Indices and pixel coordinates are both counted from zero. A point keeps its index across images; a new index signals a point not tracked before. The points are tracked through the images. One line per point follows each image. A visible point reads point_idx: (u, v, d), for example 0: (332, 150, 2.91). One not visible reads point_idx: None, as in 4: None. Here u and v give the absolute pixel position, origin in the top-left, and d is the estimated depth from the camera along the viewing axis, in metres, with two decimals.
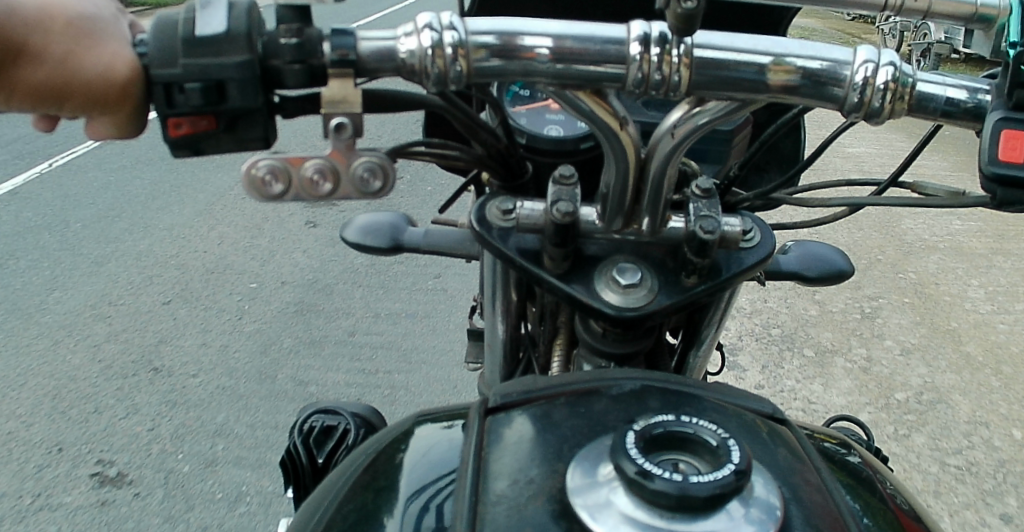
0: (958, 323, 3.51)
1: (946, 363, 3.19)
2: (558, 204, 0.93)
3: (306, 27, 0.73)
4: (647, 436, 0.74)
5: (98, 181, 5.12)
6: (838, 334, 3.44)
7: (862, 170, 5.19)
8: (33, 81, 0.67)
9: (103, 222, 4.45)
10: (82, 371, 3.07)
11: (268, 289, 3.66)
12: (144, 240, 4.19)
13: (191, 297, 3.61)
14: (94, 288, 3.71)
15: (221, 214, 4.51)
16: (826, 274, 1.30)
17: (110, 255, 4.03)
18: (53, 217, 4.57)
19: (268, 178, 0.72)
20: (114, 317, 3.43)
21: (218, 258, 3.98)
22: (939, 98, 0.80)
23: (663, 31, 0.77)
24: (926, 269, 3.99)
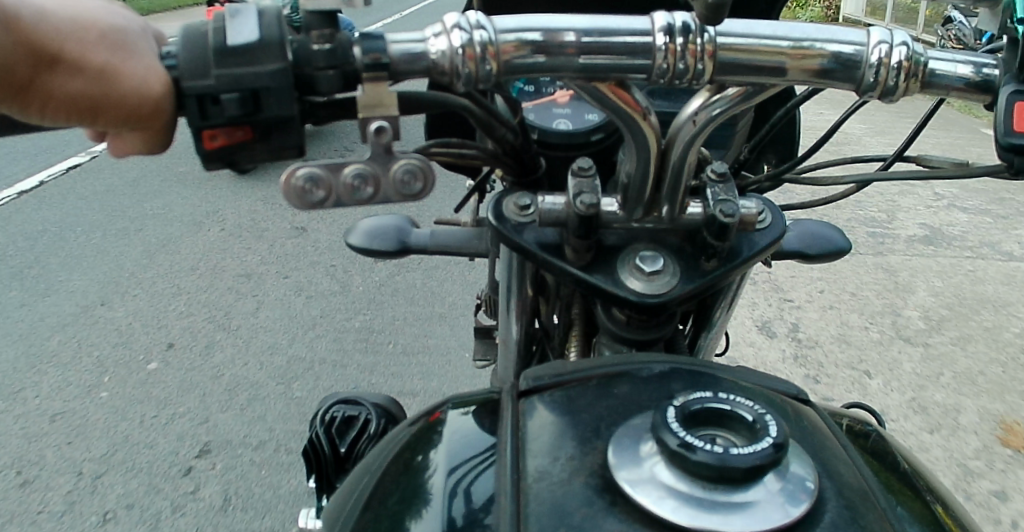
0: (935, 301, 3.60)
1: (929, 337, 3.29)
2: (583, 195, 0.94)
3: (337, 32, 0.72)
4: (685, 412, 0.75)
5: (67, 199, 5.00)
6: (820, 314, 3.52)
7: (838, 151, 5.32)
8: (66, 92, 0.66)
9: (74, 240, 4.35)
10: (67, 387, 3.00)
11: (260, 299, 3.63)
12: (119, 256, 4.11)
13: (175, 310, 3.55)
14: (71, 304, 3.62)
15: (202, 227, 4.46)
16: (827, 250, 1.34)
17: (85, 272, 3.93)
18: (29, 234, 4.48)
19: (309, 186, 0.72)
20: (95, 332, 3.36)
21: (197, 272, 3.92)
22: (950, 75, 0.83)
23: (686, 21, 0.78)
24: (898, 250, 4.11)
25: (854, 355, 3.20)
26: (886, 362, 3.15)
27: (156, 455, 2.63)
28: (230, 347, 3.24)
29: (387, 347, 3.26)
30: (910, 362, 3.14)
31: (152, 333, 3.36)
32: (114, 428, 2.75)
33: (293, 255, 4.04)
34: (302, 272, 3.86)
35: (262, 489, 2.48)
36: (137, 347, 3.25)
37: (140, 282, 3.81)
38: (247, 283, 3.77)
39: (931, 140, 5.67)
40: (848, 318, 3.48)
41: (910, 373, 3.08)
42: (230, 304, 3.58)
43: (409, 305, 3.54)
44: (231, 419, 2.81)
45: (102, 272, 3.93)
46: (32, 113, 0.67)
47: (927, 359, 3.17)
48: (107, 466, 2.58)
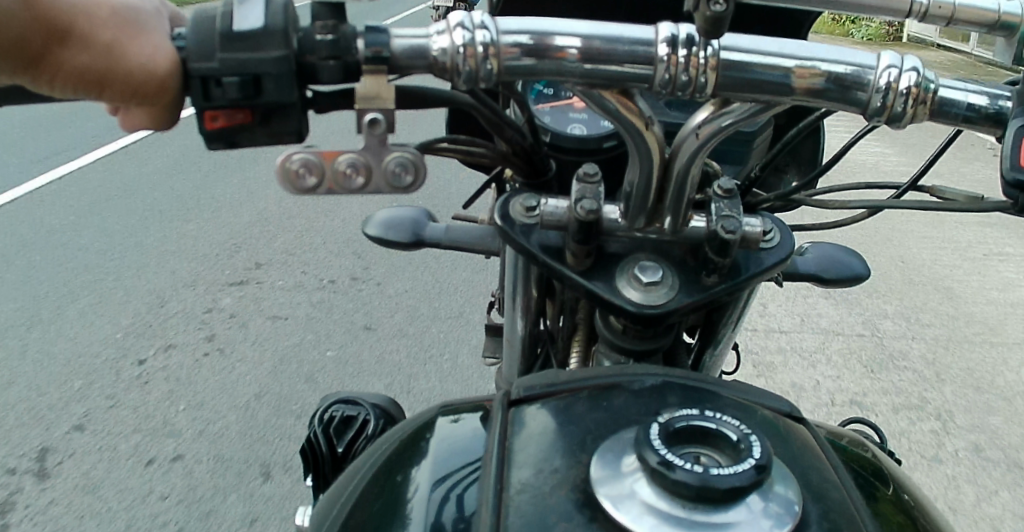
0: (974, 330, 3.48)
1: (961, 371, 3.20)
2: (583, 201, 0.94)
3: (341, 24, 0.74)
4: (670, 429, 0.75)
5: (116, 173, 5.15)
6: (851, 337, 3.43)
7: (883, 175, 5.19)
8: (77, 66, 0.68)
9: (120, 213, 4.49)
10: (97, 356, 3.09)
11: (290, 282, 3.71)
12: (162, 232, 4.23)
13: (205, 287, 3.63)
14: (111, 275, 3.73)
15: (243, 208, 4.56)
16: (844, 276, 1.31)
17: (128, 245, 4.06)
18: (80, 205, 4.64)
19: (301, 170, 0.74)
20: (129, 305, 3.46)
21: (232, 251, 4.00)
22: (961, 104, 0.81)
23: (690, 33, 0.78)
24: (939, 275, 3.97)
25: (883, 384, 3.11)
26: (916, 394, 3.05)
27: (180, 430, 2.71)
28: (256, 326, 3.32)
29: (405, 331, 3.29)
30: (941, 395, 3.05)
31: (185, 307, 3.46)
32: (138, 402, 2.83)
33: (327, 241, 4.12)
34: (333, 258, 3.93)
35: (278, 470, 2.54)
36: (168, 321, 3.33)
37: (179, 257, 3.92)
38: (280, 265, 3.86)
39: (981, 165, 5.50)
40: (879, 343, 3.38)
41: (941, 406, 2.99)
42: (260, 285, 3.66)
43: (431, 294, 3.57)
44: (252, 397, 2.87)
45: (145, 246, 4.05)
46: (44, 85, 0.71)
47: (959, 393, 3.07)
48: (130, 438, 2.66)
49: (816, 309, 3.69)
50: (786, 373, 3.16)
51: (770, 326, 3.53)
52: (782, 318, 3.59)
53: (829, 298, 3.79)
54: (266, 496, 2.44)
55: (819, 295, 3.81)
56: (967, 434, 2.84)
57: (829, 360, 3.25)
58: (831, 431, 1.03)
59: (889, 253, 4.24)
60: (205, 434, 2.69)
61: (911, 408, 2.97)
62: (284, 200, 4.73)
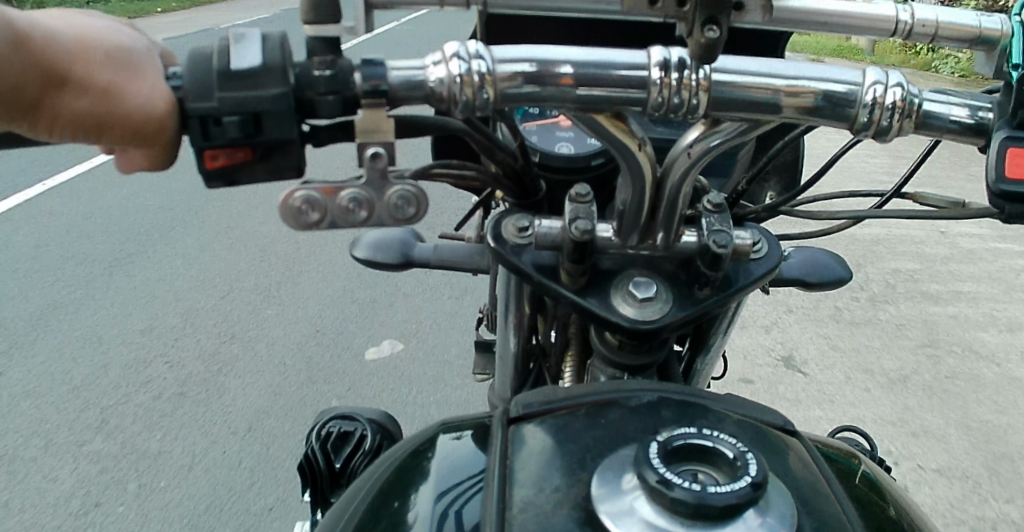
0: (943, 338, 3.58)
1: (935, 375, 3.30)
2: (577, 221, 0.95)
3: (338, 58, 0.74)
4: (668, 447, 0.75)
5: (84, 199, 5.06)
6: (829, 343, 3.52)
7: (854, 180, 5.31)
8: (72, 110, 0.68)
9: (89, 239, 4.41)
10: (73, 385, 3.03)
11: (271, 304, 3.67)
12: (132, 257, 4.16)
13: (183, 311, 3.58)
14: (82, 303, 3.66)
15: (218, 231, 4.51)
16: (828, 280, 1.34)
17: (97, 271, 3.99)
18: (49, 233, 4.55)
19: (304, 207, 0.74)
20: (103, 332, 3.39)
21: (206, 274, 3.95)
22: (944, 117, 0.84)
23: (682, 57, 0.79)
24: (909, 283, 4.07)
25: (861, 389, 3.19)
26: (892, 401, 3.13)
27: (161, 456, 2.66)
28: (238, 349, 3.28)
29: (388, 354, 3.27)
30: (916, 401, 3.13)
31: (162, 332, 3.40)
32: (118, 429, 2.78)
33: (305, 261, 4.09)
34: (313, 279, 3.90)
35: (264, 495, 2.51)
36: (146, 347, 3.28)
37: (154, 283, 3.86)
38: (258, 287, 3.82)
39: (948, 170, 5.65)
40: (855, 351, 3.46)
41: (916, 412, 3.07)
42: (240, 308, 3.62)
43: (416, 314, 3.56)
44: (236, 422, 2.83)
45: (118, 271, 3.98)
46: (39, 130, 0.69)
47: (931, 399, 3.15)
48: (110, 466, 2.61)
49: (794, 315, 3.78)
50: (767, 382, 3.23)
51: (751, 334, 3.60)
52: (762, 325, 3.66)
53: (806, 304, 3.88)
54: (250, 523, 2.40)
55: (796, 302, 3.90)
56: (942, 435, 2.94)
57: (808, 367, 3.33)
58: (821, 441, 1.04)
59: (862, 259, 4.35)
60: (187, 460, 2.65)
61: (886, 414, 3.05)
62: (258, 220, 4.68)
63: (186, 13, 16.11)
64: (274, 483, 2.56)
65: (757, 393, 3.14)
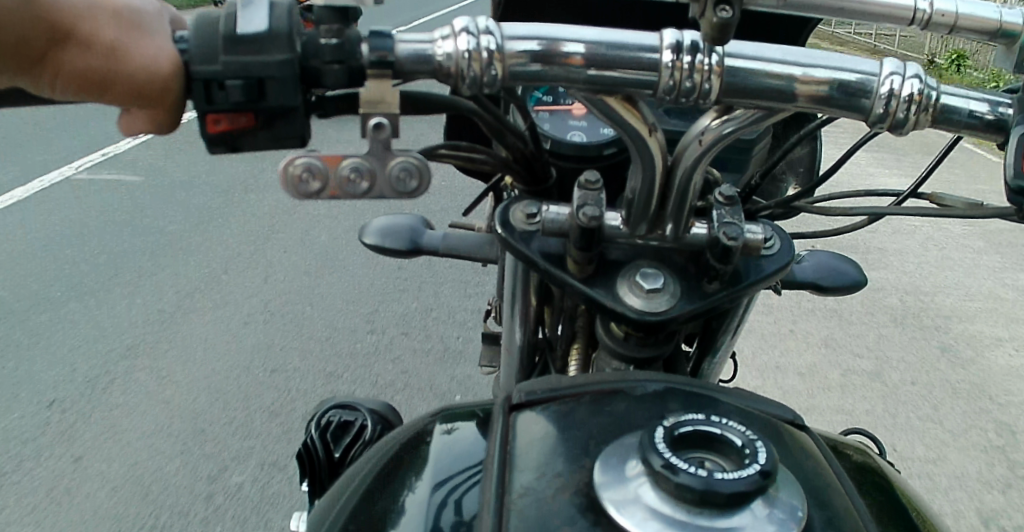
0: (977, 351, 3.44)
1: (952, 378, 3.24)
2: (585, 208, 0.94)
3: (346, 28, 0.74)
4: (674, 433, 0.73)
5: (102, 179, 5.07)
6: (847, 343, 3.46)
7: (881, 181, 5.22)
8: (77, 67, 0.68)
9: (106, 218, 4.41)
10: (83, 366, 3.03)
11: (285, 285, 3.67)
12: (148, 238, 4.16)
13: (198, 291, 3.60)
14: (99, 280, 3.68)
15: (237, 212, 4.53)
16: (842, 284, 1.31)
17: (114, 251, 3.99)
18: (70, 207, 4.59)
19: (305, 175, 0.73)
20: (118, 311, 3.41)
21: (223, 255, 3.96)
22: (962, 111, 0.82)
23: (694, 40, 0.78)
24: (939, 293, 3.94)
25: (887, 403, 3.05)
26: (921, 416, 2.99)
27: (168, 433, 2.66)
28: (250, 329, 3.28)
29: (397, 341, 3.24)
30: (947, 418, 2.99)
31: (177, 311, 3.42)
32: (126, 410, 2.77)
33: (321, 244, 4.09)
34: (329, 261, 3.90)
35: (270, 472, 2.51)
36: (160, 325, 3.30)
37: (172, 262, 3.88)
38: (275, 269, 3.83)
39: (979, 174, 5.54)
40: (882, 362, 3.32)
41: (947, 428, 2.93)
42: (255, 288, 3.62)
43: (429, 299, 3.55)
44: (245, 401, 2.83)
45: (138, 250, 4.01)
46: (44, 85, 0.70)
47: (964, 415, 3.01)
48: (115, 446, 2.60)
49: (813, 315, 3.71)
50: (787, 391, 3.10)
51: (767, 331, 3.55)
52: (779, 324, 3.60)
53: (826, 304, 3.81)
54: (255, 500, 2.40)
55: (816, 302, 3.84)
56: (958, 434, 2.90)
57: (831, 376, 3.21)
58: (832, 437, 1.01)
59: (885, 262, 4.26)
60: (195, 438, 2.65)
61: (904, 422, 2.95)
62: (274, 206, 4.67)
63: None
64: (281, 466, 2.54)
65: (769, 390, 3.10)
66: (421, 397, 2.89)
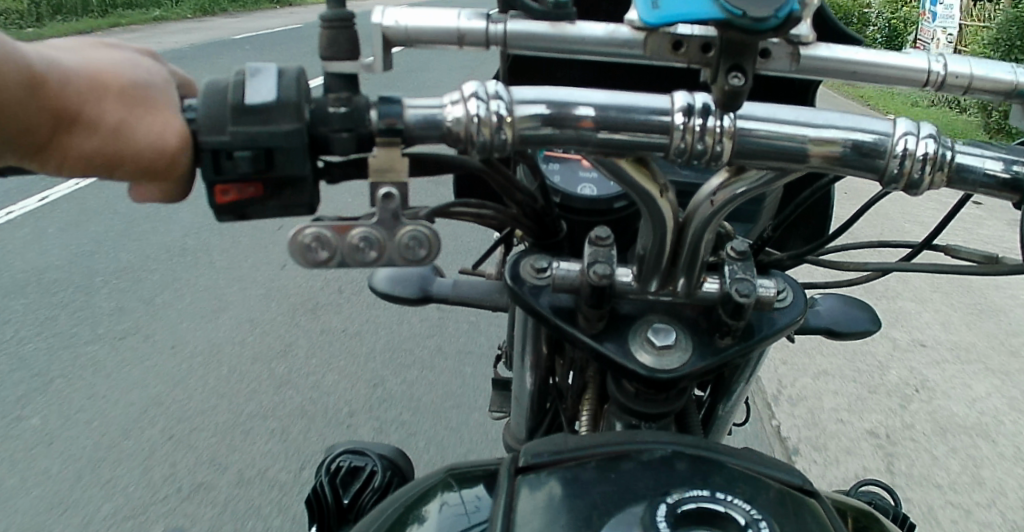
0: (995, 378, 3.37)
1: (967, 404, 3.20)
2: (596, 265, 0.93)
3: (355, 95, 0.73)
4: (678, 510, 0.71)
5: (109, 208, 5.06)
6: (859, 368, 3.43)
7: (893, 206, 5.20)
8: (85, 149, 0.68)
9: (117, 247, 4.45)
10: (88, 398, 3.02)
11: (295, 316, 3.68)
12: (154, 270, 4.14)
13: (207, 321, 3.61)
14: (108, 311, 3.70)
15: (245, 238, 4.54)
16: (855, 330, 1.29)
17: (124, 281, 4.01)
18: (82, 236, 4.63)
19: (313, 245, 0.73)
20: (127, 341, 3.41)
21: (232, 284, 3.98)
22: (976, 170, 0.81)
23: (705, 102, 0.77)
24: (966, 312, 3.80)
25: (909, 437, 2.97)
26: (950, 449, 2.85)
27: (172, 470, 2.65)
28: (259, 362, 3.29)
29: (405, 380, 3.19)
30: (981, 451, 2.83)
31: (186, 342, 3.42)
32: (132, 446, 2.75)
33: (331, 275, 4.10)
34: (338, 291, 3.91)
35: (274, 511, 2.49)
36: (168, 357, 3.30)
37: (181, 292, 3.90)
38: (284, 298, 3.84)
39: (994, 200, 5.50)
40: (906, 389, 3.20)
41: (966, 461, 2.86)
42: (264, 319, 3.63)
43: (438, 330, 3.54)
44: (251, 437, 2.83)
45: (148, 279, 4.03)
46: (52, 169, 0.69)
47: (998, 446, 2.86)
48: (118, 486, 2.57)
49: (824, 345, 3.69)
50: (807, 423, 3.00)
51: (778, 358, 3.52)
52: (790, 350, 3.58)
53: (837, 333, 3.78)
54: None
55: None
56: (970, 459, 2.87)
57: (852, 403, 3.09)
58: (843, 498, 0.99)
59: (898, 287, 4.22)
60: (198, 475, 2.64)
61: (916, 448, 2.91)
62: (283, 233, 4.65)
63: (219, 30, 16.14)
64: (287, 508, 2.51)
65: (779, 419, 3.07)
66: (427, 434, 2.88)
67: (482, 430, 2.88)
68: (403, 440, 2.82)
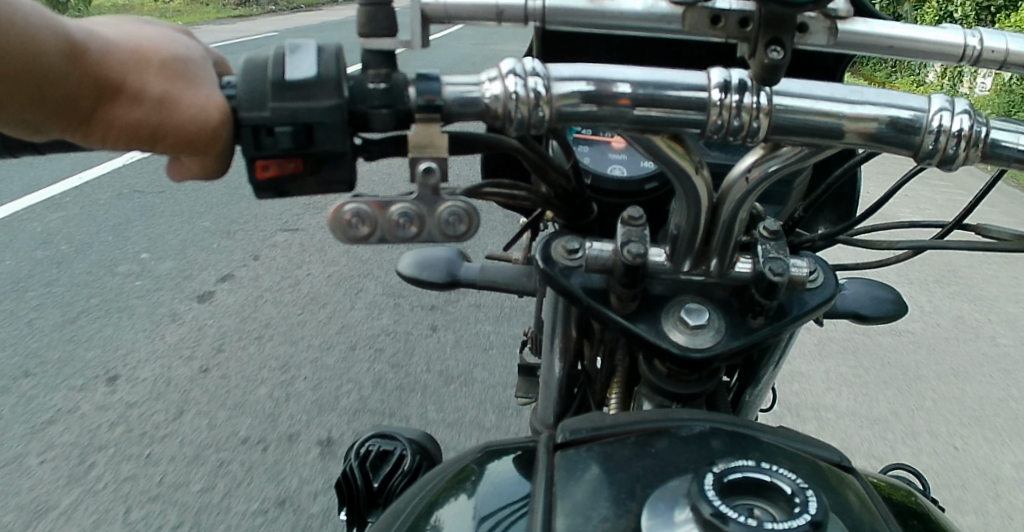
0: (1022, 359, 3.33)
1: (994, 381, 3.15)
2: (630, 244, 0.93)
3: (393, 72, 0.74)
4: (723, 480, 0.72)
5: (122, 189, 5.07)
6: (883, 346, 3.38)
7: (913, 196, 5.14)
8: (128, 120, 0.69)
9: (136, 225, 4.46)
10: (109, 371, 3.03)
11: (314, 295, 3.69)
12: (169, 248, 4.14)
13: (226, 299, 3.62)
14: (127, 285, 3.71)
15: (263, 221, 4.55)
16: (883, 313, 1.28)
17: (143, 257, 4.02)
18: (99, 213, 4.64)
19: (353, 220, 0.73)
20: (147, 317, 3.42)
21: (250, 264, 3.99)
22: (1012, 147, 0.80)
23: (742, 78, 0.77)
24: (982, 303, 3.78)
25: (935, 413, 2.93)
26: (975, 433, 2.82)
27: (194, 443, 2.66)
28: (278, 339, 3.29)
29: (422, 360, 3.18)
30: (1011, 438, 2.80)
31: (205, 319, 3.43)
32: (153, 421, 2.76)
33: (348, 257, 4.10)
34: (356, 274, 3.91)
35: (296, 479, 2.50)
36: (188, 333, 3.31)
37: (199, 270, 3.90)
38: (302, 279, 3.84)
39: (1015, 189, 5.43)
40: (931, 375, 3.17)
41: (994, 436, 2.81)
42: (284, 299, 3.64)
43: (456, 312, 3.54)
44: (271, 411, 2.83)
45: (167, 256, 4.04)
46: (95, 141, 0.70)
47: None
48: (140, 460, 2.57)
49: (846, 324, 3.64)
50: (831, 402, 2.96)
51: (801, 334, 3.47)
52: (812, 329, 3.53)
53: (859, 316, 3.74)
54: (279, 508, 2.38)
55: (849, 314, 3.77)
56: (999, 433, 2.83)
57: (877, 388, 3.06)
58: (877, 477, 0.98)
59: (921, 269, 4.17)
60: (220, 447, 2.65)
61: (942, 424, 2.86)
62: (299, 215, 4.65)
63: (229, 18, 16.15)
64: (309, 478, 2.51)
65: (802, 391, 3.03)
66: (446, 410, 2.88)
67: (501, 408, 2.88)
68: (423, 417, 2.82)
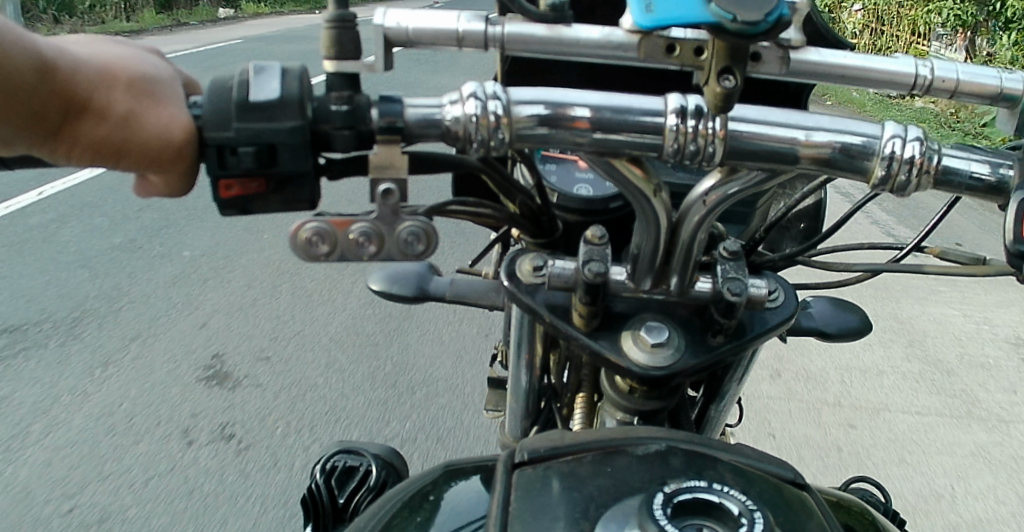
0: (993, 366, 3.37)
1: (965, 391, 3.19)
2: (591, 263, 0.94)
3: (356, 94, 0.75)
4: (673, 501, 0.74)
5: (100, 204, 5.04)
6: (856, 356, 3.42)
7: (890, 208, 5.21)
8: (95, 137, 0.70)
9: (113, 241, 4.43)
10: (81, 392, 3.01)
11: (292, 311, 3.68)
12: (146, 266, 4.11)
13: (202, 315, 3.61)
14: (103, 303, 3.69)
15: (241, 236, 4.54)
16: (846, 330, 1.31)
17: (119, 274, 4.01)
18: (76, 230, 4.61)
19: (314, 239, 0.75)
20: (121, 335, 3.40)
21: (228, 281, 3.98)
22: (963, 173, 0.83)
23: (699, 104, 0.79)
24: (956, 311, 3.83)
25: (905, 427, 2.97)
26: (944, 448, 2.87)
27: (166, 461, 2.65)
28: (254, 356, 3.29)
29: (400, 376, 3.18)
30: (979, 453, 2.85)
31: (180, 336, 3.42)
32: (124, 440, 2.74)
33: (327, 274, 4.11)
34: (335, 289, 3.91)
35: (267, 501, 2.50)
36: (163, 351, 3.30)
37: (175, 287, 3.89)
38: (280, 295, 3.84)
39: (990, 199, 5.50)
40: (903, 387, 3.21)
41: (961, 451, 2.86)
42: (261, 314, 3.63)
43: (434, 327, 3.55)
44: (245, 430, 2.83)
45: (143, 274, 4.02)
46: (61, 156, 0.71)
47: (999, 449, 2.86)
48: (112, 482, 2.55)
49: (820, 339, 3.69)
50: (804, 417, 3.00)
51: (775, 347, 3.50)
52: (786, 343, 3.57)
53: None
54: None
55: None
56: (965, 448, 2.88)
57: (849, 402, 3.10)
58: (832, 493, 1.01)
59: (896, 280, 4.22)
60: (192, 466, 2.64)
61: (911, 439, 2.91)
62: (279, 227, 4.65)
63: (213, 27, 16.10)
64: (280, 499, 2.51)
65: (776, 406, 3.06)
66: (420, 429, 2.89)
67: (475, 424, 2.90)
68: (396, 437, 2.83)
